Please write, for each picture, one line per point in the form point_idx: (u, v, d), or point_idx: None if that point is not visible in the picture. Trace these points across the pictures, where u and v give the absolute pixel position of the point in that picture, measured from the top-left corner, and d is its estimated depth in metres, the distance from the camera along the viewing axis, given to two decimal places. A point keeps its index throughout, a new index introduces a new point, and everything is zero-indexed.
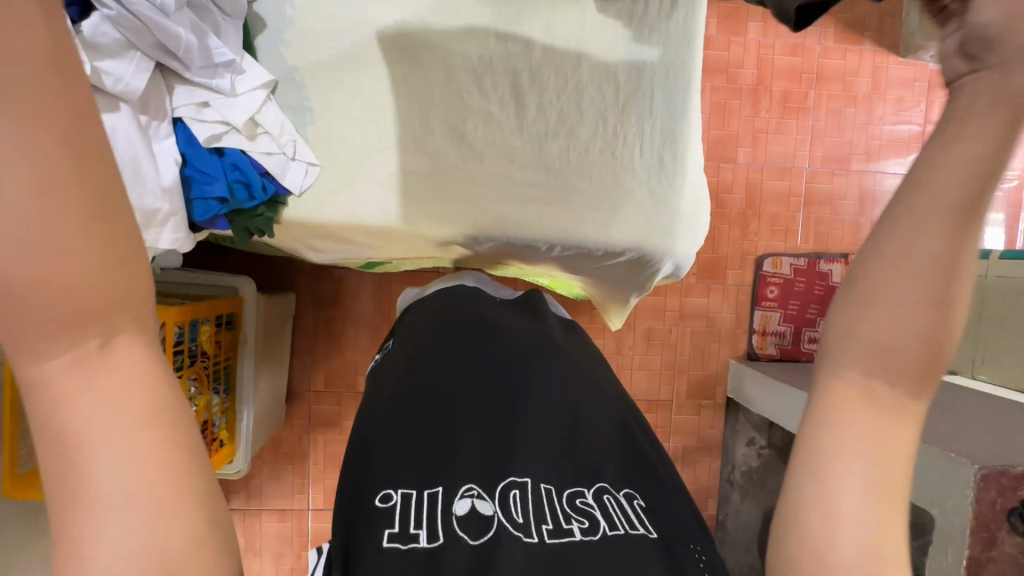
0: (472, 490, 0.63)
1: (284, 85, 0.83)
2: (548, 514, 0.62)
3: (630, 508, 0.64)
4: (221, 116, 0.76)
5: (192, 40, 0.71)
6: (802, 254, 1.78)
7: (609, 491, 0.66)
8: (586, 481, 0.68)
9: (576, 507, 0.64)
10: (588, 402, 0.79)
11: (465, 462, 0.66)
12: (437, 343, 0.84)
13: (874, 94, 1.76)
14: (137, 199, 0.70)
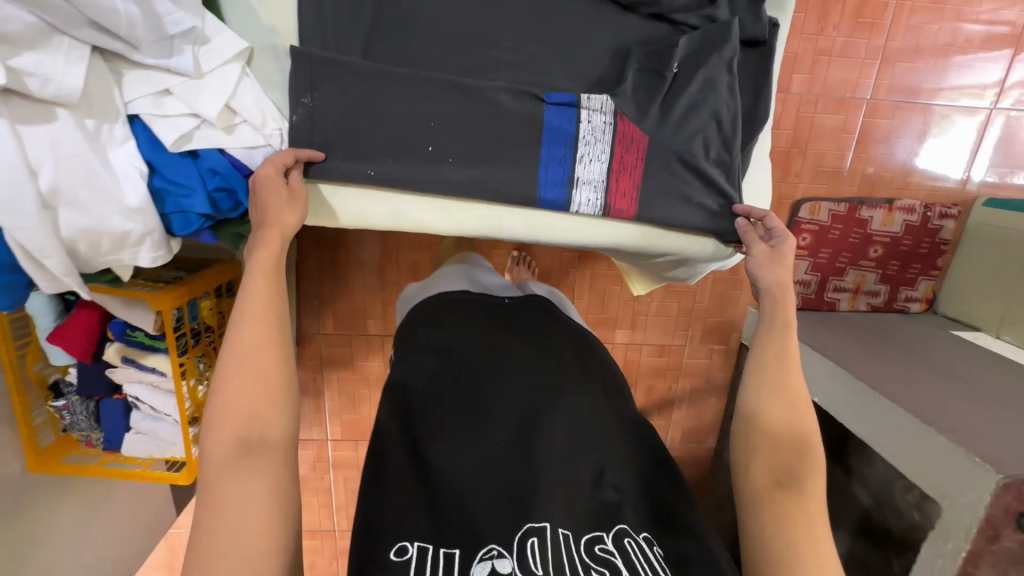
0: (493, 549, 0.60)
1: (261, 51, 0.65)
2: (567, 563, 0.61)
3: (648, 555, 0.63)
4: (188, 106, 0.61)
5: (134, 11, 0.53)
6: (844, 198, 1.63)
7: (630, 534, 0.65)
8: (609, 524, 0.66)
9: (595, 556, 0.62)
10: (610, 436, 0.76)
11: (487, 512, 0.64)
12: (454, 364, 0.79)
13: (966, 6, 1.47)
14: (101, 222, 0.59)
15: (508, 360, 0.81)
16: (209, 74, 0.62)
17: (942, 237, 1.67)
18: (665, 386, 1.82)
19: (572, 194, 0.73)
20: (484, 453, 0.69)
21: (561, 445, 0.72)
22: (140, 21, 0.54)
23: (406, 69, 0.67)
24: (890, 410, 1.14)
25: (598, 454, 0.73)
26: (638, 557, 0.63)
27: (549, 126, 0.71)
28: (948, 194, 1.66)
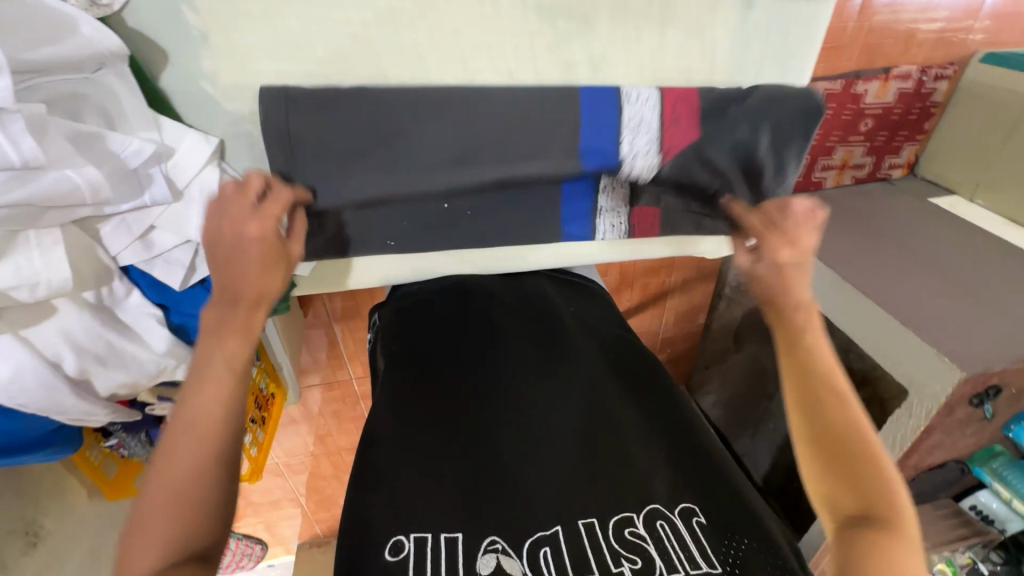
0: (498, 541, 0.50)
1: (233, 144, 0.56)
2: (593, 559, 0.49)
3: (690, 539, 0.50)
4: (180, 235, 0.54)
5: (92, 172, 0.44)
6: (841, 74, 1.53)
7: (665, 515, 0.52)
8: (636, 504, 0.53)
9: (626, 540, 0.50)
10: (634, 405, 0.64)
11: (497, 500, 0.53)
12: (445, 355, 0.68)
13: None
14: (138, 373, 0.56)
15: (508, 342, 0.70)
16: (188, 189, 0.54)
17: (934, 100, 1.63)
18: (660, 281, 1.90)
19: (594, 224, 0.69)
20: (489, 443, 0.59)
21: (578, 420, 0.62)
22: (104, 181, 0.45)
23: (404, 133, 0.58)
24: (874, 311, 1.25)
25: (620, 423, 0.62)
26: (676, 542, 0.50)
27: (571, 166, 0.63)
28: (948, 52, 1.56)
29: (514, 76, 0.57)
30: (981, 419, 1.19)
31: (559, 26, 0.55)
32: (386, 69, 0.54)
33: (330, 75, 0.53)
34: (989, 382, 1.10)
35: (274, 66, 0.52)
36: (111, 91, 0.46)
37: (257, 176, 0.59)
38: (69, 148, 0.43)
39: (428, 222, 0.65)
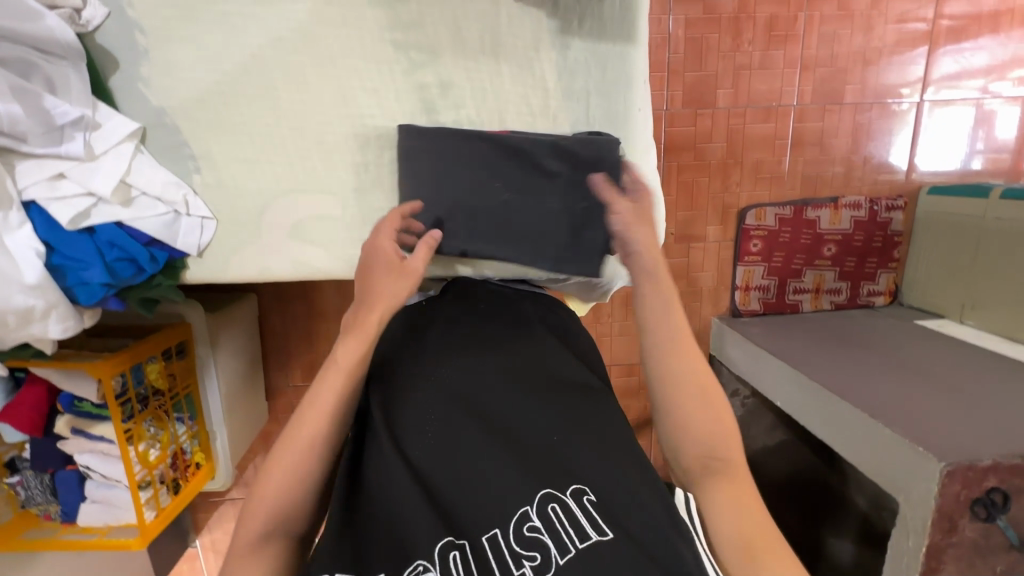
0: (419, 565, 0.53)
1: (155, 130, 0.71)
2: (494, 563, 0.52)
3: (582, 517, 0.53)
4: (83, 186, 0.66)
5: (17, 109, 0.61)
6: (789, 201, 1.65)
7: (555, 503, 0.55)
8: (528, 499, 0.55)
9: (525, 540, 0.53)
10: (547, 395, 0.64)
11: (413, 521, 0.55)
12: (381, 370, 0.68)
13: (874, 8, 1.51)
14: (3, 301, 0.63)
15: (439, 344, 0.69)
16: (102, 155, 0.67)
17: (894, 229, 1.68)
18: None
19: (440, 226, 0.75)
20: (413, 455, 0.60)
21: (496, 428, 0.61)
22: (23, 116, 0.62)
23: (286, 132, 0.73)
24: (843, 408, 1.13)
25: (536, 412, 0.62)
26: (567, 525, 0.53)
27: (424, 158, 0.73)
28: (893, 187, 1.68)
29: (377, 90, 0.72)
30: (1007, 547, 0.94)
31: (410, 55, 0.71)
32: (274, 80, 0.71)
33: (232, 82, 0.70)
34: (986, 483, 0.91)
35: (190, 72, 0.70)
36: (64, 73, 0.64)
37: (166, 158, 0.72)
38: (6, 91, 0.61)
39: (304, 210, 0.76)
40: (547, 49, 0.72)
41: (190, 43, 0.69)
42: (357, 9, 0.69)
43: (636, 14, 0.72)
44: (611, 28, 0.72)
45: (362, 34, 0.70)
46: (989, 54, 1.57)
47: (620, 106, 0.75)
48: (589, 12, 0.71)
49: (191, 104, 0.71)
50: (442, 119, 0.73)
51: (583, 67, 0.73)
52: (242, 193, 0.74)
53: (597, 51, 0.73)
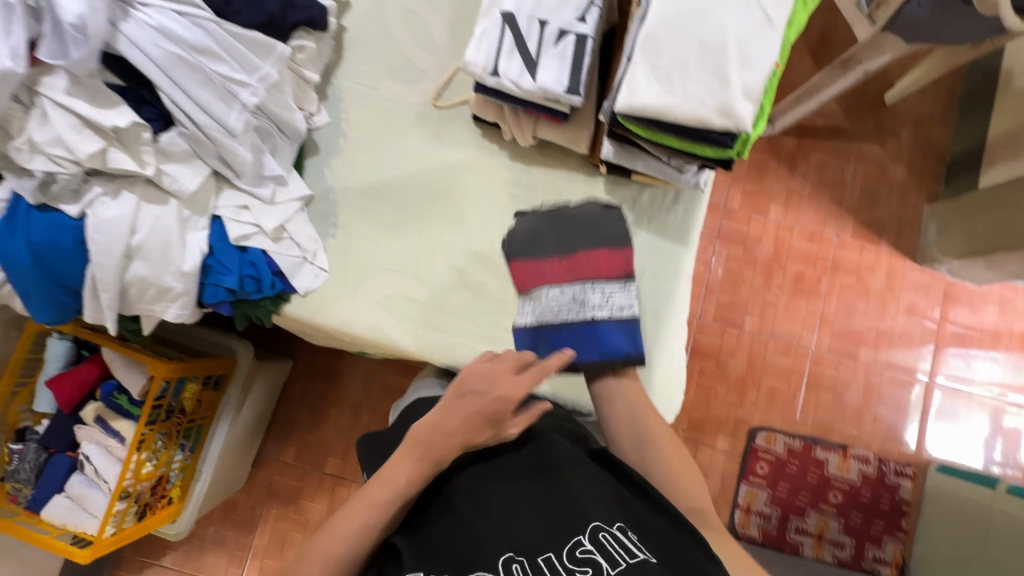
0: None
1: (319, 199, 0.94)
2: None
3: (623, 548, 0.57)
4: (255, 219, 0.86)
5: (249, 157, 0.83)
6: (799, 435, 1.72)
7: (605, 528, 0.59)
8: (579, 526, 0.59)
9: (577, 562, 0.56)
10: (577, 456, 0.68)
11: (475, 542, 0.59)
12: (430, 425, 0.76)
13: (888, 292, 1.78)
14: (158, 276, 0.80)
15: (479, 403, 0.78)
16: (278, 203, 0.89)
17: (902, 495, 1.68)
18: None
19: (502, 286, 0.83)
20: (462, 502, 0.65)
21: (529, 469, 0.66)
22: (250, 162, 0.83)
23: (410, 230, 0.94)
24: None
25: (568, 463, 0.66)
26: (617, 550, 0.57)
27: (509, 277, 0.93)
28: (902, 454, 1.73)
29: (487, 221, 0.94)
30: None
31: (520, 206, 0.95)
32: (417, 192, 0.95)
33: (387, 186, 0.95)
34: None
35: (363, 172, 0.95)
36: (284, 146, 0.90)
37: (315, 220, 0.94)
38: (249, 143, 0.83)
39: (397, 289, 0.93)
40: None
41: (372, 155, 0.96)
42: (494, 168, 0.95)
43: (690, 229, 0.96)
44: (670, 231, 0.95)
45: (492, 184, 0.95)
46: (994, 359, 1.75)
47: (666, 290, 0.94)
48: (657, 218, 0.95)
49: (353, 191, 0.95)
50: None
51: (643, 252, 0.94)
52: (356, 260, 0.93)
53: (656, 244, 0.95)
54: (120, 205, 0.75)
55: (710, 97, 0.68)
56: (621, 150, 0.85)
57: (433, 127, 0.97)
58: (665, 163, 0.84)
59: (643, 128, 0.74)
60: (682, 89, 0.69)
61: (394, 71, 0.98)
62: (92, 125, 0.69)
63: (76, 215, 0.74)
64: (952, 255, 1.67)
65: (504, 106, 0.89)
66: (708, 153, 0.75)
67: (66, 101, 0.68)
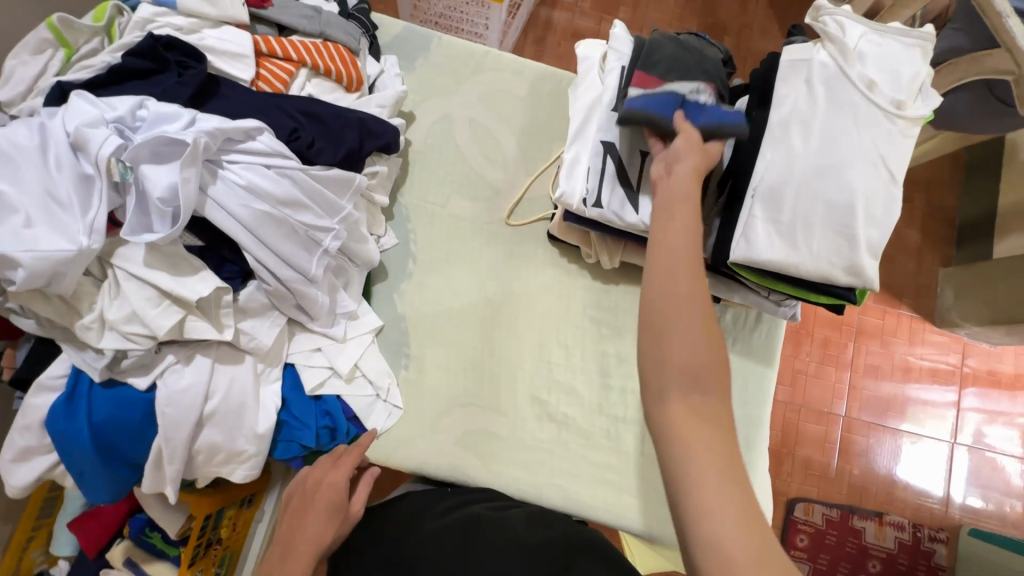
0: None
1: (390, 328, 0.88)
2: None
3: None
4: (330, 362, 0.80)
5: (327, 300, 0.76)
6: (835, 504, 1.71)
7: None
8: None
9: None
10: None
11: None
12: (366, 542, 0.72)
13: (912, 354, 1.80)
14: (229, 441, 0.72)
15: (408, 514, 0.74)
16: (350, 340, 0.83)
17: (937, 561, 1.66)
18: None
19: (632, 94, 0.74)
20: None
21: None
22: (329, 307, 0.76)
23: (488, 358, 0.89)
24: None
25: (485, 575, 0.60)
26: None
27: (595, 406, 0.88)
28: (934, 517, 1.71)
29: (569, 345, 0.90)
30: None
31: (601, 329, 0.91)
32: (493, 316, 0.90)
33: (461, 309, 0.90)
34: None
35: (436, 296, 0.90)
36: (356, 278, 0.84)
37: (386, 350, 0.87)
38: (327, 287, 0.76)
39: (477, 423, 0.87)
40: None
41: (444, 277, 0.91)
42: (574, 290, 0.92)
43: (774, 347, 0.93)
44: (755, 351, 0.92)
45: (571, 307, 0.91)
46: (1019, 421, 1.76)
47: (755, 414, 0.91)
48: (742, 338, 0.92)
49: (425, 317, 0.89)
50: (613, 382, 0.89)
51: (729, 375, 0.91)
52: (433, 393, 0.87)
53: (742, 366, 0.92)
54: (193, 370, 0.67)
55: (836, 257, 0.66)
56: (717, 282, 0.82)
57: (508, 246, 0.92)
58: (762, 295, 0.82)
59: (757, 276, 0.72)
60: (808, 249, 0.66)
61: (465, 187, 0.93)
62: (171, 295, 0.62)
63: (146, 387, 0.66)
64: (972, 321, 1.69)
65: (590, 233, 0.86)
66: (822, 299, 0.73)
67: (145, 274, 0.60)
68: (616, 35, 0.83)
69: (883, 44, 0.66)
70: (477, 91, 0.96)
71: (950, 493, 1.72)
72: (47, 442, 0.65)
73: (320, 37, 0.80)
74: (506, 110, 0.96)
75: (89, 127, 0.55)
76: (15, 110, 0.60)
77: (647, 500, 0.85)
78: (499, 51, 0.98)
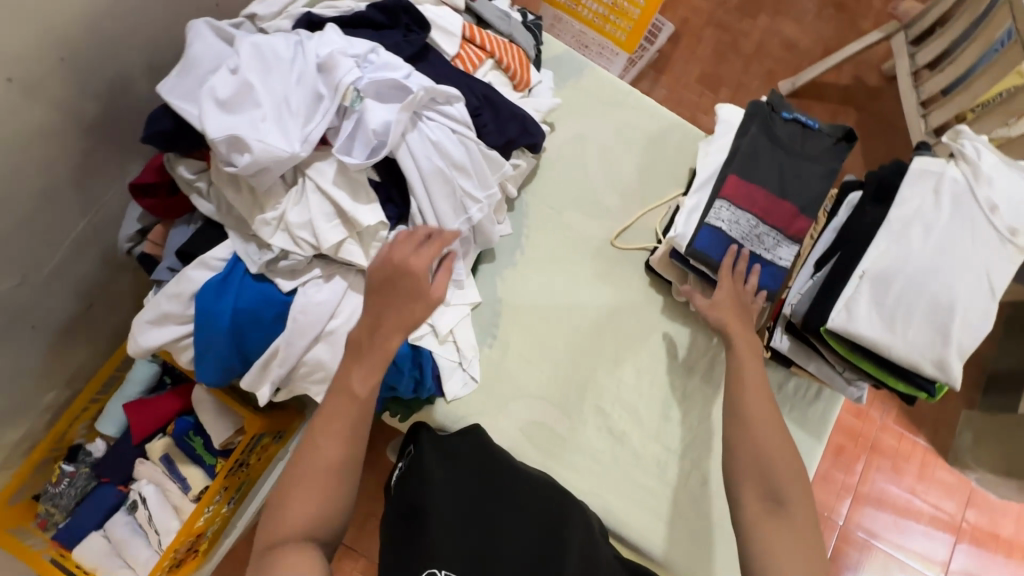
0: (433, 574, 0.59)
1: (484, 307, 0.94)
2: None
3: None
4: (431, 320, 0.85)
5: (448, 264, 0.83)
6: None
7: None
8: None
9: None
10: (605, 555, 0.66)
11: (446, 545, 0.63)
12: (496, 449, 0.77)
13: (920, 485, 1.82)
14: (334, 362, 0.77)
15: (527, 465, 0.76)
16: (453, 306, 0.88)
17: None
18: None
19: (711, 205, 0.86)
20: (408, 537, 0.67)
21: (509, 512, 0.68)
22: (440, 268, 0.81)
23: (565, 360, 0.94)
24: None
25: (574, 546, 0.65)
26: None
27: (650, 431, 0.93)
28: None
29: (640, 369, 0.95)
30: None
31: (672, 362, 0.96)
32: (578, 322, 0.96)
33: (551, 308, 0.96)
34: None
35: (533, 290, 0.96)
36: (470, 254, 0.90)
37: (476, 326, 0.93)
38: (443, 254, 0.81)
39: (540, 416, 0.92)
40: None
41: (543, 275, 0.97)
42: (656, 321, 0.98)
43: (825, 424, 0.97)
44: (807, 423, 0.97)
45: (650, 334, 0.97)
46: None
47: None
48: (799, 408, 0.97)
49: (518, 306, 0.95)
50: (672, 414, 0.94)
51: None
52: (506, 376, 0.92)
53: (794, 434, 0.96)
54: (330, 288, 0.73)
55: (928, 349, 0.73)
56: (796, 346, 0.88)
57: (607, 263, 0.99)
58: (834, 368, 0.88)
59: (845, 348, 0.78)
60: (903, 335, 0.73)
61: (582, 201, 1.01)
62: (343, 217, 0.69)
63: (288, 290, 0.72)
64: (984, 467, 1.72)
65: (689, 273, 0.92)
66: (897, 386, 0.78)
67: (331, 191, 0.67)
68: (724, 126, 0.93)
69: (1009, 176, 0.74)
70: (615, 122, 1.05)
71: None
72: (188, 313, 0.70)
73: (508, 38, 0.90)
74: (635, 145, 1.05)
75: (336, 68, 0.63)
76: (268, 24, 0.69)
77: (680, 535, 0.88)
78: (641, 94, 1.07)
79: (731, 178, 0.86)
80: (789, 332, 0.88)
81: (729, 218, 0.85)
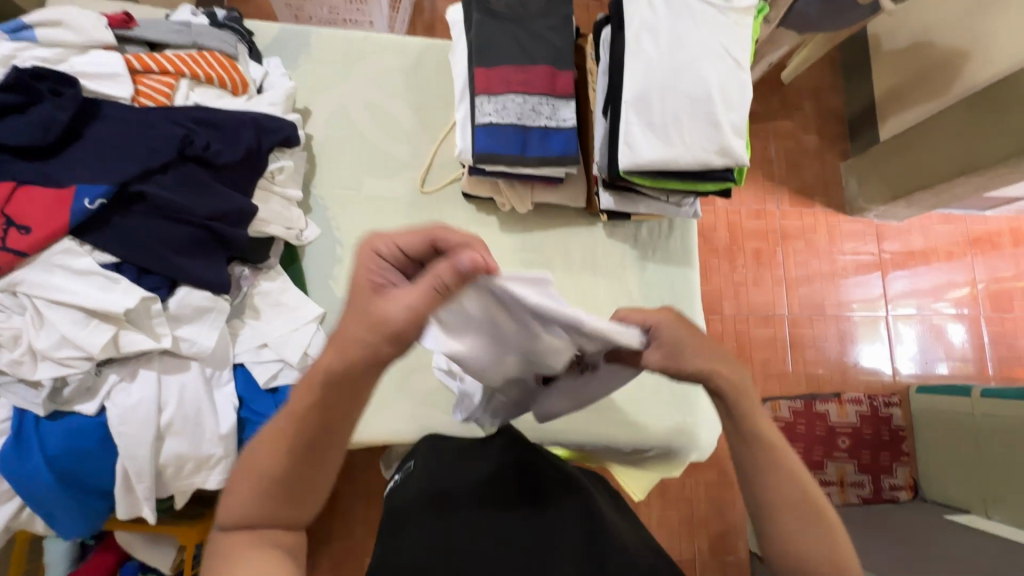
0: None
1: (332, 314, 0.91)
2: None
3: None
4: (278, 353, 0.81)
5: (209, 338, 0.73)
6: (797, 395, 1.74)
7: None
8: None
9: None
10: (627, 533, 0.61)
11: None
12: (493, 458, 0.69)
13: (833, 246, 1.87)
14: (195, 448, 0.73)
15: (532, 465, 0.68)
16: (297, 331, 0.84)
17: (897, 423, 1.72)
18: None
19: (475, 104, 0.82)
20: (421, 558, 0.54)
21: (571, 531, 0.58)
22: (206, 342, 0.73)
23: None
24: None
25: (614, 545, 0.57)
26: None
27: None
28: (885, 386, 1.78)
29: None
30: None
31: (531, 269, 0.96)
32: None
33: None
34: None
35: None
36: (281, 277, 0.87)
37: (332, 335, 0.90)
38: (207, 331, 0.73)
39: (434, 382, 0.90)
40: (631, 270, 0.98)
41: None
42: (498, 240, 0.97)
43: (689, 249, 1.01)
44: (673, 257, 1.00)
45: (499, 255, 0.96)
46: (946, 294, 1.84)
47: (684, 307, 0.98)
48: (659, 247, 1.00)
49: None
50: None
51: (656, 282, 0.99)
52: (384, 365, 0.90)
53: (667, 272, 0.99)
54: (140, 385, 0.69)
55: (708, 142, 0.74)
56: (620, 197, 0.89)
57: (426, 212, 0.96)
58: (660, 201, 0.89)
59: (649, 178, 0.78)
60: (682, 140, 0.74)
61: (373, 167, 0.97)
62: (98, 314, 0.64)
63: (95, 412, 0.67)
64: (877, 202, 1.78)
65: (497, 180, 0.91)
66: (710, 187, 0.81)
67: (68, 297, 0.62)
68: (453, 24, 0.89)
69: None
70: (366, 75, 1.00)
71: (897, 368, 1.80)
72: (5, 487, 0.65)
73: (194, 48, 0.82)
74: (399, 87, 1.00)
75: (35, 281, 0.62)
76: None
77: (608, 416, 0.93)
78: (377, 35, 1.01)
79: (477, 72, 0.82)
80: (608, 186, 0.88)
81: (497, 108, 0.82)
